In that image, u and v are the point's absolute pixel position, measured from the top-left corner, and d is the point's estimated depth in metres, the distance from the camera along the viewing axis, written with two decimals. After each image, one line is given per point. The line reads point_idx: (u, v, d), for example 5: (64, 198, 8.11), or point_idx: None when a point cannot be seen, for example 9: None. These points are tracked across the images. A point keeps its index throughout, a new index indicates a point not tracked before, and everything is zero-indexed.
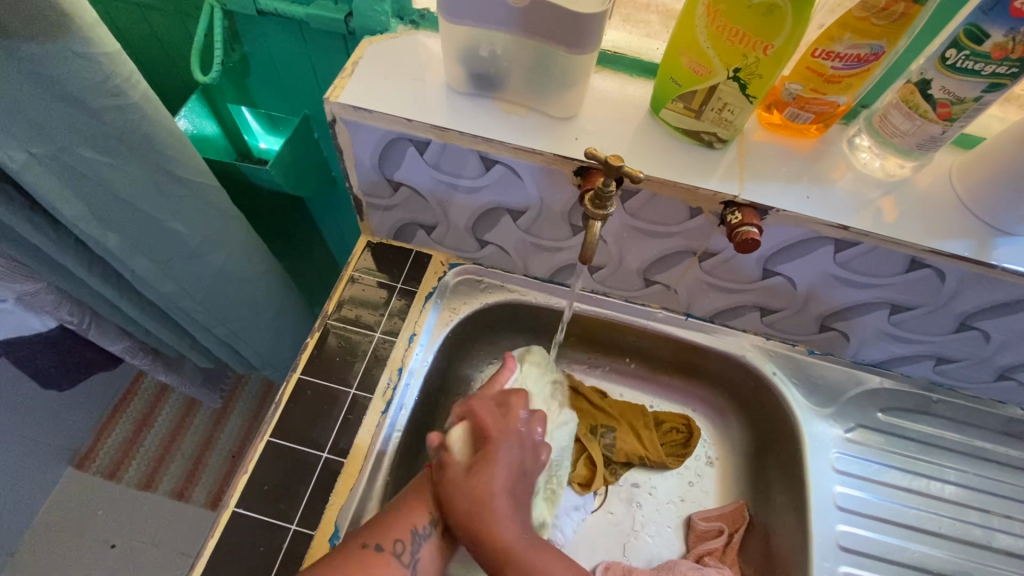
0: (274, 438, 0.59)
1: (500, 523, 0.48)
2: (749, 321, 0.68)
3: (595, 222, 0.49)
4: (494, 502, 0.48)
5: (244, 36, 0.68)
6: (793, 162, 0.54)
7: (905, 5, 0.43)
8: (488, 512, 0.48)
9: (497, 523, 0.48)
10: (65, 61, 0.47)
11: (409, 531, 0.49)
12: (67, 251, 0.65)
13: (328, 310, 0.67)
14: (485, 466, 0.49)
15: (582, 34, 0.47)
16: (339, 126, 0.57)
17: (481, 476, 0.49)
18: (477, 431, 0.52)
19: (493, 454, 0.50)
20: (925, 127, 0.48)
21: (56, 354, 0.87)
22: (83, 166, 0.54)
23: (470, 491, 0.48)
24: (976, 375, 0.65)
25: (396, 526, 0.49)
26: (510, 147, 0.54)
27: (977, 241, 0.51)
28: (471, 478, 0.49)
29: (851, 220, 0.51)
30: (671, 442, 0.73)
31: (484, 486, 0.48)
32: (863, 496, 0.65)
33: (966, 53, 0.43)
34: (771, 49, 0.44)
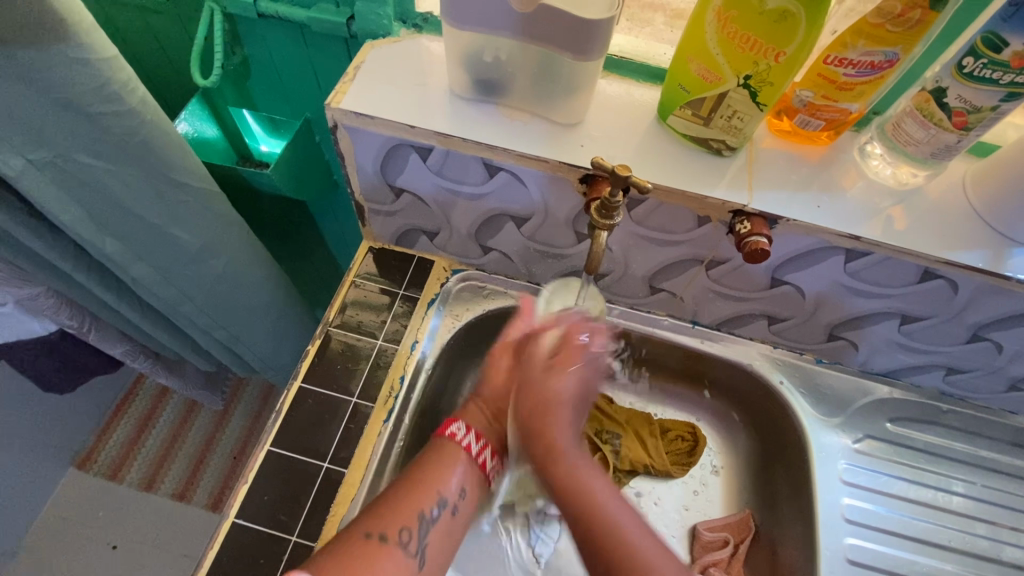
0: (274, 447, 0.58)
1: (559, 427, 0.51)
2: (756, 330, 0.67)
3: (600, 232, 0.49)
4: (562, 410, 0.51)
5: (245, 38, 0.68)
6: (802, 170, 0.53)
7: (922, 12, 0.42)
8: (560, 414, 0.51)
9: (560, 428, 0.51)
10: (62, 66, 0.46)
11: (416, 516, 0.47)
12: (66, 257, 0.64)
13: (329, 317, 0.66)
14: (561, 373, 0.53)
15: (589, 40, 0.46)
16: (340, 131, 0.56)
17: (554, 380, 0.52)
18: (562, 343, 0.55)
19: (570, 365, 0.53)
20: (940, 136, 0.47)
21: (56, 357, 0.86)
22: (82, 173, 0.53)
23: (534, 395, 0.52)
24: (987, 385, 0.64)
25: (404, 507, 0.47)
26: (514, 154, 0.53)
27: (991, 251, 0.50)
28: (544, 382, 0.52)
29: (863, 230, 0.50)
30: (676, 450, 0.72)
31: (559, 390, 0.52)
32: (871, 508, 0.64)
33: (984, 61, 0.42)
34: (783, 56, 0.43)
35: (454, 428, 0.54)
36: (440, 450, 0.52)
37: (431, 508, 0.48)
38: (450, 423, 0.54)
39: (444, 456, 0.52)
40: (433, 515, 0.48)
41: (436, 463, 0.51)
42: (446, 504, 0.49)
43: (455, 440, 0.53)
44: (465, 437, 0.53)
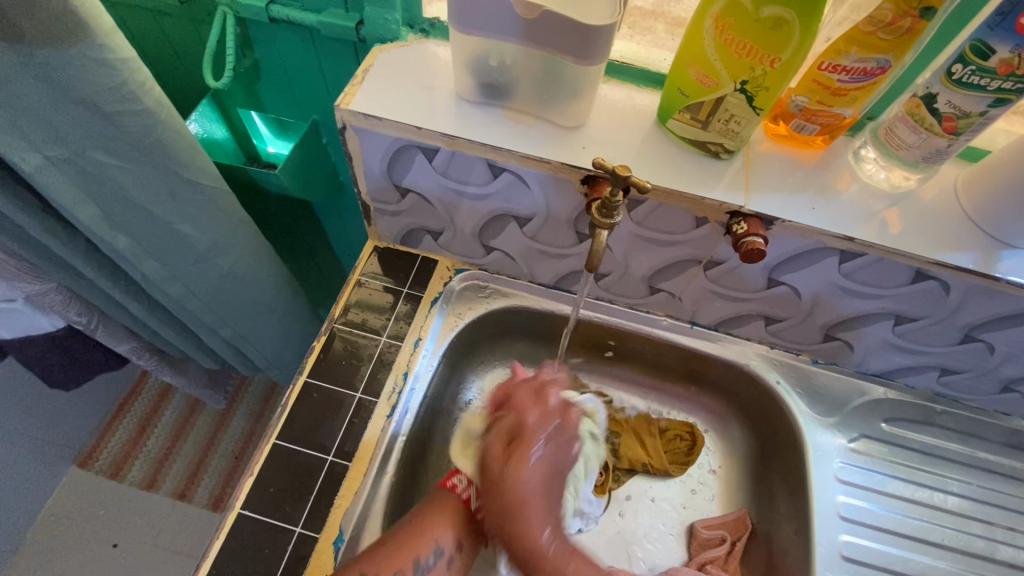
0: (280, 440, 0.60)
1: (532, 524, 0.50)
2: (754, 330, 0.68)
3: (601, 231, 0.50)
4: (527, 510, 0.50)
5: (256, 41, 0.69)
6: (798, 173, 0.55)
7: (912, 20, 0.44)
8: (524, 513, 0.50)
9: (537, 528, 0.50)
10: (82, 67, 0.48)
11: (410, 561, 0.50)
12: (77, 252, 0.65)
13: (334, 314, 0.68)
14: (521, 463, 0.51)
15: (591, 45, 0.47)
16: (348, 132, 0.57)
17: (511, 475, 0.51)
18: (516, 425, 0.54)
19: (528, 451, 0.52)
20: (930, 141, 0.49)
21: (63, 353, 0.88)
22: (96, 170, 0.55)
23: (505, 491, 0.51)
24: (979, 387, 0.65)
25: (405, 552, 0.50)
26: (517, 155, 0.54)
27: (981, 253, 0.52)
28: (500, 477, 0.51)
29: (856, 231, 0.52)
30: (675, 450, 0.74)
31: (523, 487, 0.50)
32: (866, 506, 0.65)
33: (972, 68, 0.44)
34: (778, 62, 0.45)
35: (454, 481, 0.56)
36: (439, 501, 0.55)
37: (426, 555, 0.51)
38: (450, 475, 0.57)
39: (443, 509, 0.54)
40: (429, 561, 0.51)
41: (435, 515, 0.53)
42: (442, 554, 0.52)
43: (455, 492, 0.55)
44: (465, 491, 0.55)
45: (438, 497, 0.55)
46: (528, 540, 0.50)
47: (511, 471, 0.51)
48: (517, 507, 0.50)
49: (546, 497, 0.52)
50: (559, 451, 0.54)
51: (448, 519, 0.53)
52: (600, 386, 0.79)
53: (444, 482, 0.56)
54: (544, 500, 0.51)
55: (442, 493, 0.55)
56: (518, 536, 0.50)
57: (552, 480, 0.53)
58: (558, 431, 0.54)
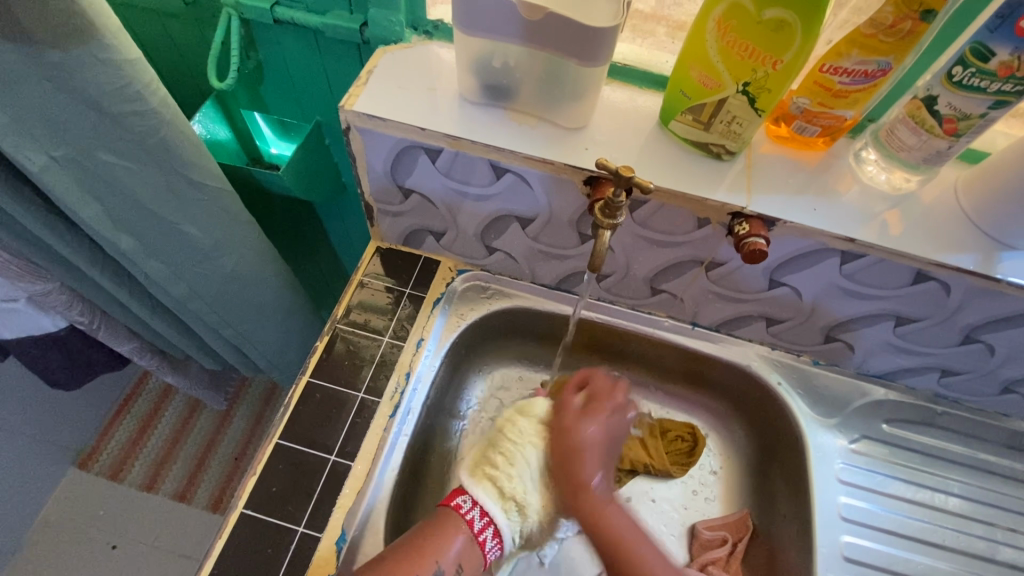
0: (282, 440, 0.60)
1: (588, 469, 0.57)
2: (755, 331, 0.68)
3: (604, 231, 0.50)
4: (583, 457, 0.57)
5: (260, 43, 0.70)
6: (800, 174, 0.55)
7: (912, 23, 0.44)
8: (581, 460, 0.57)
9: (591, 474, 0.57)
10: (89, 67, 0.48)
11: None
12: (81, 252, 0.65)
13: (337, 315, 0.68)
14: (597, 414, 0.59)
15: (594, 47, 0.48)
16: (352, 133, 0.57)
17: (573, 431, 0.58)
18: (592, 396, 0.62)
19: (602, 410, 0.60)
20: (931, 142, 0.49)
21: (65, 353, 0.88)
22: (101, 170, 0.55)
23: (567, 439, 0.57)
24: (979, 388, 0.65)
25: (406, 569, 0.50)
26: (520, 156, 0.54)
27: (981, 254, 0.52)
28: (561, 437, 0.57)
29: (858, 232, 0.52)
30: (676, 450, 0.73)
31: (581, 439, 0.57)
32: (867, 507, 0.65)
33: (972, 70, 0.44)
34: (780, 64, 0.45)
35: (458, 501, 0.54)
36: (443, 520, 0.53)
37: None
38: (456, 495, 0.55)
39: (446, 529, 0.52)
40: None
41: (435, 538, 0.52)
42: (441, 575, 0.51)
43: (458, 513, 0.53)
44: (470, 512, 0.53)
45: (443, 518, 0.53)
46: (586, 493, 0.56)
47: (574, 428, 0.58)
48: (586, 458, 0.57)
49: (608, 446, 0.59)
50: (621, 417, 0.61)
51: (450, 541, 0.52)
52: None
53: (448, 502, 0.54)
54: (603, 449, 0.58)
55: (446, 513, 0.53)
56: (569, 474, 0.56)
57: (611, 443, 0.60)
58: (622, 412, 0.62)
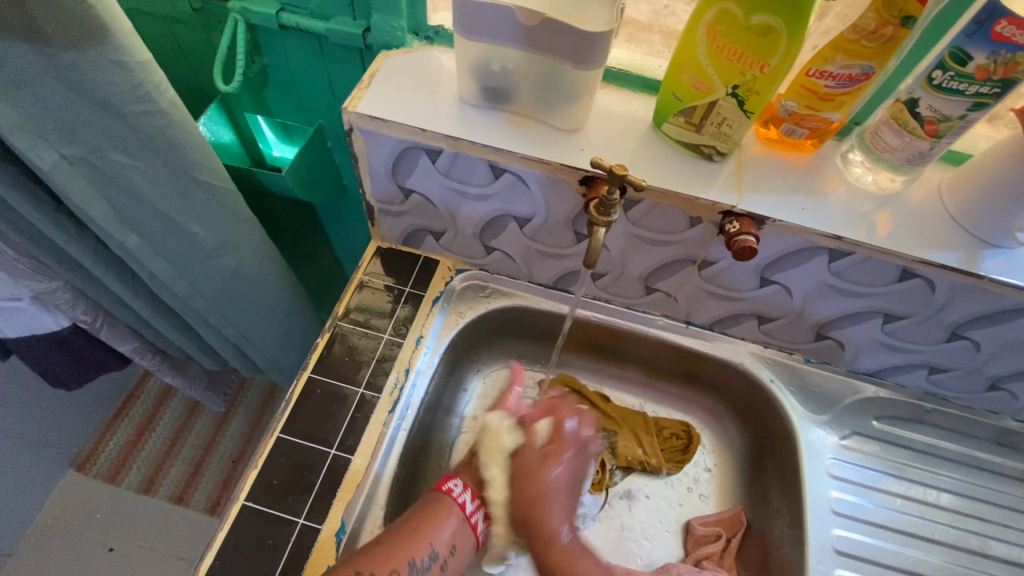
0: (284, 433, 0.61)
1: (554, 518, 0.56)
2: (747, 330, 0.70)
3: (598, 229, 0.51)
4: (552, 500, 0.56)
5: (265, 48, 0.71)
6: (789, 175, 0.57)
7: (894, 28, 0.46)
8: (547, 511, 0.56)
9: (556, 520, 0.56)
10: (101, 68, 0.50)
11: (407, 562, 0.51)
12: (87, 251, 0.67)
13: (338, 313, 0.69)
14: (553, 464, 0.57)
15: (589, 51, 0.49)
16: (355, 134, 0.59)
17: (541, 475, 0.56)
18: (557, 426, 0.59)
19: (565, 453, 0.58)
20: (914, 143, 0.51)
21: (66, 353, 0.89)
22: (110, 168, 0.56)
23: (534, 483, 0.56)
24: (967, 385, 0.67)
25: (404, 548, 0.52)
26: (518, 156, 0.56)
27: (964, 252, 0.54)
28: (534, 477, 0.57)
29: (845, 231, 0.54)
30: (672, 447, 0.75)
31: (551, 482, 0.56)
32: (858, 501, 0.66)
33: (951, 73, 0.46)
34: (767, 67, 0.47)
35: (450, 484, 0.59)
36: (438, 503, 0.56)
37: (424, 556, 0.52)
38: (447, 479, 0.59)
39: (442, 509, 0.56)
40: (424, 563, 0.52)
41: (431, 517, 0.55)
42: (436, 557, 0.53)
43: (452, 496, 0.57)
44: (462, 494, 0.58)
45: (438, 500, 0.57)
46: (545, 525, 0.55)
47: (541, 475, 0.56)
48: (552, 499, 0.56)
49: (569, 494, 0.58)
50: (583, 459, 0.59)
51: (445, 521, 0.55)
52: (597, 386, 0.80)
53: (442, 485, 0.58)
54: (567, 498, 0.57)
55: (440, 496, 0.57)
56: (536, 518, 0.56)
57: (574, 485, 0.59)
58: (587, 450, 0.60)
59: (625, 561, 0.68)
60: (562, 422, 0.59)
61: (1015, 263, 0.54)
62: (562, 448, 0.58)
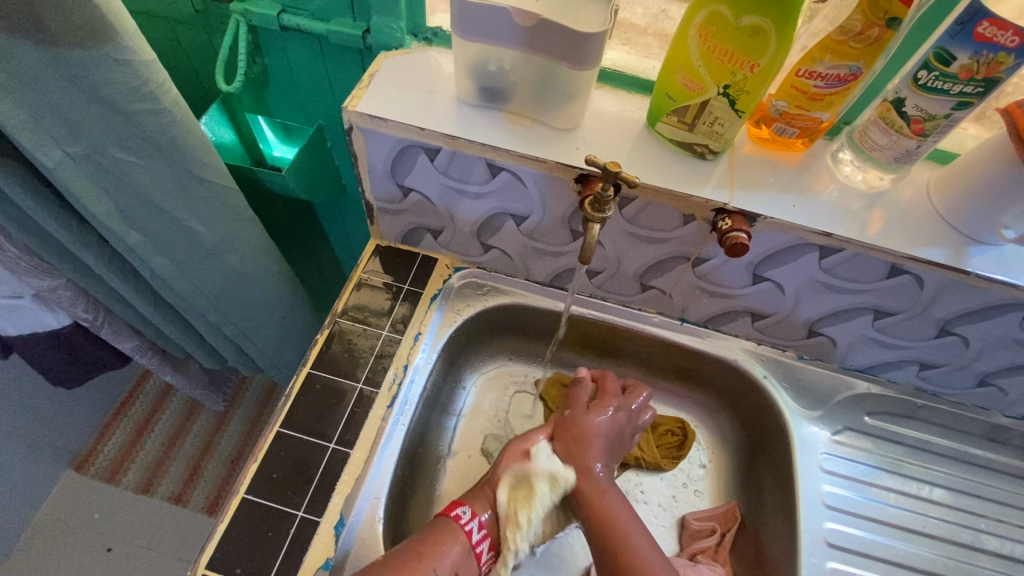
0: (283, 428, 0.61)
1: (593, 456, 0.61)
2: (741, 326, 0.71)
3: (594, 225, 0.52)
4: (592, 443, 0.62)
5: (266, 49, 0.73)
6: (780, 174, 0.58)
7: (879, 29, 0.47)
8: (591, 446, 0.62)
9: (592, 457, 0.61)
10: (106, 67, 0.51)
11: None
12: (89, 248, 0.68)
13: (337, 310, 0.70)
14: (598, 412, 0.64)
15: (583, 51, 0.50)
16: (355, 133, 0.60)
17: (591, 422, 0.63)
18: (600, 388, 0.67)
19: (607, 406, 0.64)
20: (901, 142, 0.52)
21: (67, 351, 0.90)
22: (113, 166, 0.57)
23: (576, 428, 0.63)
24: (958, 381, 0.68)
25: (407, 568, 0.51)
26: (515, 154, 0.57)
27: (952, 248, 0.55)
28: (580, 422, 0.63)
29: (835, 228, 0.55)
30: (667, 444, 0.75)
31: (594, 427, 0.62)
32: (850, 495, 0.67)
33: (936, 74, 0.47)
34: (757, 67, 0.48)
35: (459, 511, 0.57)
36: (446, 527, 0.55)
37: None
38: (455, 506, 0.58)
39: (449, 534, 0.55)
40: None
41: (436, 542, 0.54)
42: None
43: (459, 522, 0.56)
44: (470, 522, 0.57)
45: (443, 525, 0.56)
46: (585, 462, 0.61)
47: (592, 418, 0.63)
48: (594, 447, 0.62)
49: (610, 444, 0.63)
50: (626, 417, 0.65)
51: (448, 546, 0.54)
52: None
53: (449, 511, 0.57)
54: (607, 445, 0.63)
55: (447, 522, 0.56)
56: (575, 455, 0.61)
57: (617, 436, 0.64)
58: (632, 413, 0.66)
59: None
60: (609, 390, 0.66)
61: (1002, 259, 0.55)
62: (602, 402, 0.65)
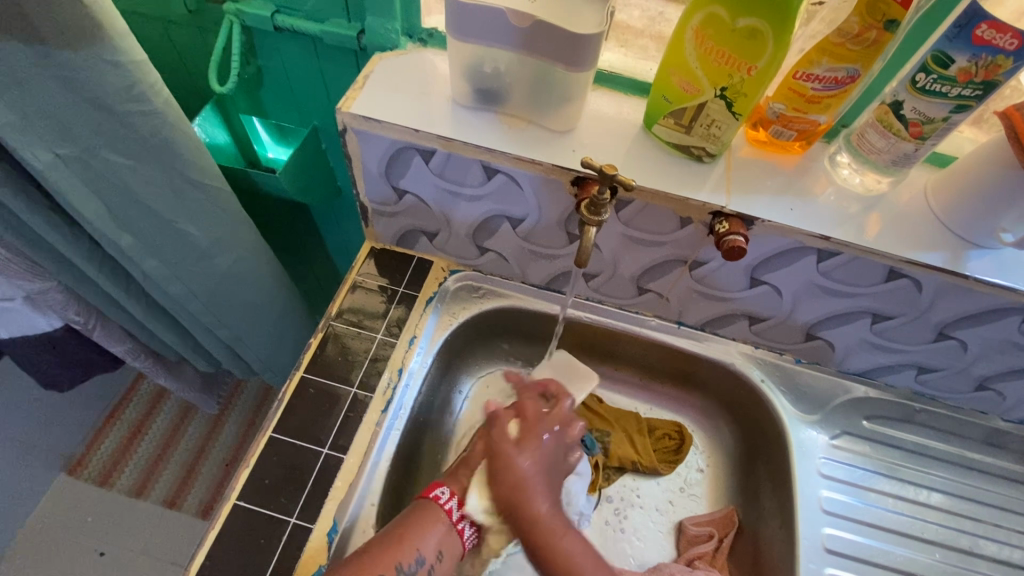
0: (276, 433, 0.61)
1: (535, 501, 0.52)
2: (738, 330, 0.70)
3: (589, 228, 0.52)
4: (528, 485, 0.52)
5: (260, 50, 0.72)
6: (778, 177, 0.58)
7: (878, 32, 0.47)
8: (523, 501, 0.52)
9: (536, 502, 0.52)
10: (97, 67, 0.50)
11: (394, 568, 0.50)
12: (81, 251, 0.67)
13: (331, 314, 0.69)
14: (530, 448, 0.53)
15: (579, 53, 0.50)
16: (349, 135, 0.60)
17: (512, 466, 0.53)
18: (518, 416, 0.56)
19: (535, 440, 0.54)
20: (899, 145, 0.52)
21: (59, 354, 0.89)
22: (104, 168, 0.57)
23: (507, 473, 0.52)
24: (956, 385, 0.68)
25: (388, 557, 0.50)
26: (510, 156, 0.57)
27: (950, 252, 0.54)
28: (501, 465, 0.53)
29: (833, 231, 0.54)
30: (664, 448, 0.75)
31: (525, 471, 0.52)
32: (849, 500, 0.67)
33: (934, 76, 0.47)
34: (755, 69, 0.48)
35: (437, 492, 0.56)
36: (424, 510, 0.54)
37: (408, 562, 0.50)
38: (434, 486, 0.56)
39: (426, 519, 0.53)
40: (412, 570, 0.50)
41: (415, 526, 0.53)
42: (423, 563, 0.51)
43: (438, 503, 0.55)
44: (449, 502, 0.55)
45: (421, 507, 0.54)
46: (523, 509, 0.52)
47: (506, 463, 0.53)
48: (531, 487, 0.52)
49: (551, 475, 0.54)
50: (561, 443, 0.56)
51: (427, 529, 0.53)
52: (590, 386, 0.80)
53: (428, 494, 0.56)
54: (547, 480, 0.53)
55: (425, 503, 0.55)
56: (517, 506, 0.52)
57: (556, 465, 0.55)
58: (563, 431, 0.56)
59: (617, 561, 0.68)
60: (533, 418, 0.55)
61: (1000, 263, 0.54)
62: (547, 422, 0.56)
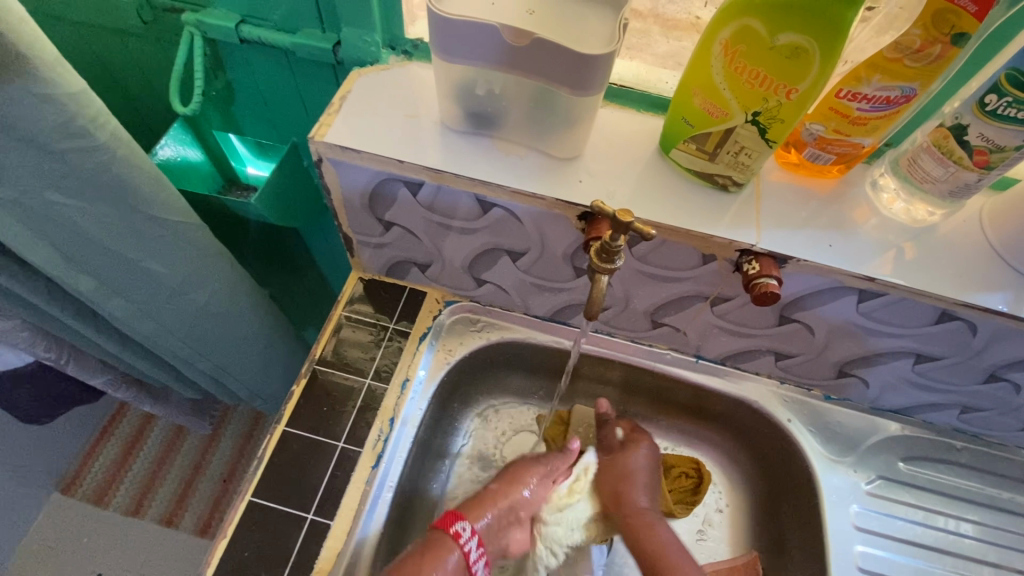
0: (255, 498, 0.55)
1: (636, 490, 0.61)
2: (763, 365, 0.64)
3: (601, 276, 0.45)
4: (634, 477, 0.62)
5: (227, 63, 0.65)
6: (812, 205, 0.51)
7: (942, 46, 0.40)
8: (628, 488, 0.61)
9: (636, 494, 0.61)
10: (27, 104, 0.43)
11: None
12: (38, 291, 0.61)
13: (315, 354, 0.63)
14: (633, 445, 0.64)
15: (586, 76, 0.43)
16: (325, 165, 0.53)
17: (621, 459, 0.63)
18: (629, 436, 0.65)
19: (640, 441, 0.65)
20: (959, 175, 0.44)
21: (33, 387, 0.83)
22: (50, 212, 0.50)
23: (614, 466, 0.63)
24: (1004, 424, 0.62)
25: None
26: (508, 190, 0.50)
27: (1012, 294, 0.47)
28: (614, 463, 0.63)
29: (876, 269, 0.48)
30: (680, 488, 0.68)
31: (631, 464, 0.63)
32: (884, 555, 0.61)
33: (1008, 99, 0.39)
34: (795, 93, 0.40)
35: (457, 527, 0.53)
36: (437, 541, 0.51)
37: None
38: (455, 521, 0.53)
39: (438, 551, 0.50)
40: None
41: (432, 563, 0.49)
42: None
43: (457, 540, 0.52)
44: (468, 541, 0.52)
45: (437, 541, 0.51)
46: (625, 500, 0.61)
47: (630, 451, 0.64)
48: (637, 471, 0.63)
49: (652, 478, 0.63)
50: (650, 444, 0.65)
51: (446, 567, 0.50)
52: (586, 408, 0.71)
53: (448, 528, 0.52)
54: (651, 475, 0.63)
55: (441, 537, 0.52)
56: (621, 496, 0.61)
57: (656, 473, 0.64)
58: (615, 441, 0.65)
59: None
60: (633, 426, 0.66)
61: None
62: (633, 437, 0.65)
